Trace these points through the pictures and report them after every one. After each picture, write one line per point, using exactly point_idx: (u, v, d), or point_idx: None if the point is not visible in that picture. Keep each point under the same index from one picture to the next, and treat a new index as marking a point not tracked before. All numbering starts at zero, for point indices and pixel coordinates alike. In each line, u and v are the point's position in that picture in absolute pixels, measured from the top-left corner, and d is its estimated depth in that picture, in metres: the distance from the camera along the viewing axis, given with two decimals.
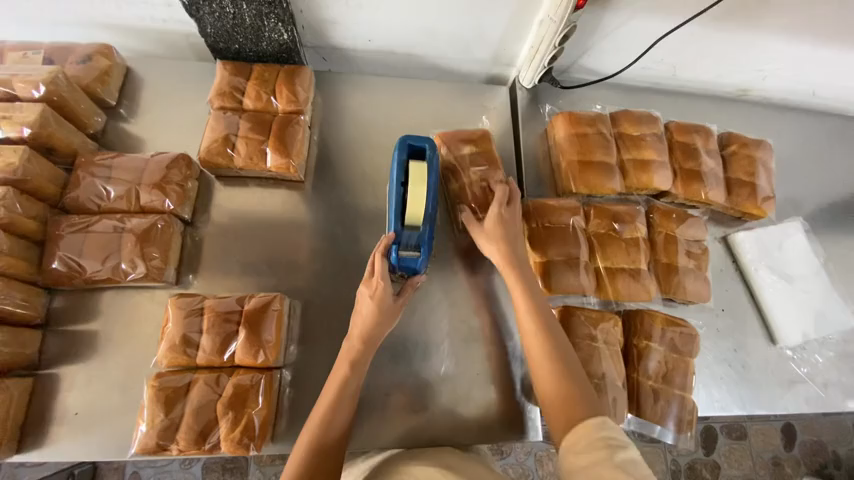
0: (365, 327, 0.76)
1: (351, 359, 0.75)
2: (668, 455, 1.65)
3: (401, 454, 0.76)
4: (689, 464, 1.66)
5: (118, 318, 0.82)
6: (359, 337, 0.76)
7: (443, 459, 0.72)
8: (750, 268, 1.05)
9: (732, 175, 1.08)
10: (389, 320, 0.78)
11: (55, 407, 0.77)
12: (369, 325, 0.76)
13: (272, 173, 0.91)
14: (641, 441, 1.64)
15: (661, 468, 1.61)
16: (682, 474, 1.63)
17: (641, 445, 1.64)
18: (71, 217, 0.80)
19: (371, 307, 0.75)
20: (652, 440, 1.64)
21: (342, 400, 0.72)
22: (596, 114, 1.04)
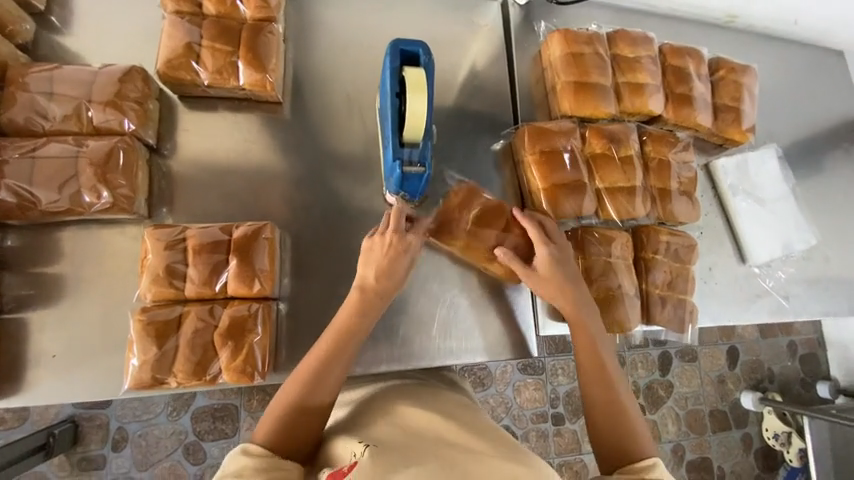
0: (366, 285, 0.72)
1: (358, 309, 0.71)
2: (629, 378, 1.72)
3: (390, 394, 0.78)
4: (647, 384, 1.75)
5: (86, 255, 0.74)
6: (373, 288, 0.72)
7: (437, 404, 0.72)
8: (728, 193, 1.09)
9: (718, 100, 1.09)
10: (401, 269, 0.74)
11: (28, 350, 0.71)
12: (381, 280, 0.72)
13: (247, 92, 0.82)
14: None
15: None
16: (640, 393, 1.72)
17: None
18: (13, 139, 0.70)
19: (378, 259, 0.73)
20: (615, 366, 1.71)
21: (341, 356, 0.69)
22: (592, 32, 0.99)
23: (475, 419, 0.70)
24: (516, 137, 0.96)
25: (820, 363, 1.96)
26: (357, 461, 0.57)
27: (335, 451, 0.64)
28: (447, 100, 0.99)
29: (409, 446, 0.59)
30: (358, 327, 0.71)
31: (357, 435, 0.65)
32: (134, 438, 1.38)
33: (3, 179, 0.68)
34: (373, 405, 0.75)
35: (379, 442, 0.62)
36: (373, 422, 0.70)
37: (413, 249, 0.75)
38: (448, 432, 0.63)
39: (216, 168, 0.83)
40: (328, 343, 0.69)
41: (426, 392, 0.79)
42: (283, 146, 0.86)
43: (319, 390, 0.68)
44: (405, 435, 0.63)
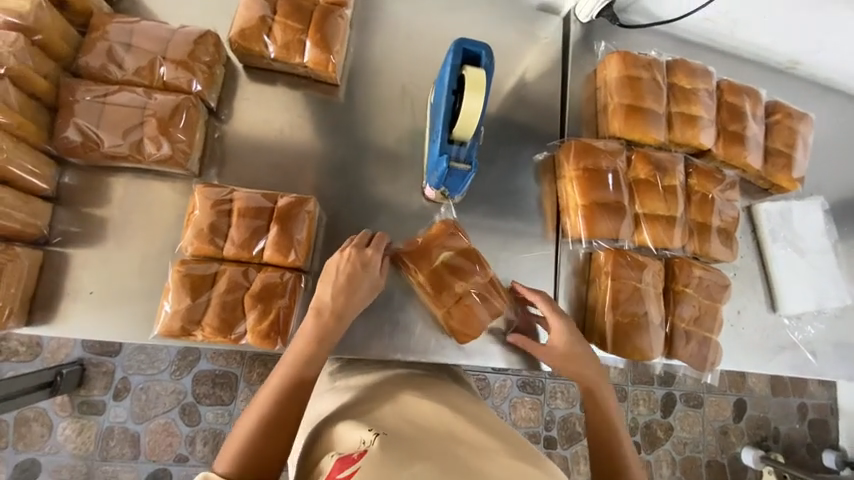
0: (331, 301, 0.69)
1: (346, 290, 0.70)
2: (629, 413, 1.67)
3: (397, 382, 0.77)
4: (646, 423, 1.69)
5: (134, 202, 0.77)
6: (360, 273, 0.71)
7: (445, 399, 0.72)
8: (767, 239, 1.06)
9: (770, 144, 1.06)
10: (362, 297, 0.71)
11: (67, 283, 0.74)
12: (341, 300, 0.70)
13: (308, 71, 0.85)
14: None
15: None
16: (639, 430, 1.67)
17: None
18: (87, 82, 0.73)
19: (346, 273, 0.71)
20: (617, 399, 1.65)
21: (303, 378, 0.65)
22: (651, 58, 0.99)
23: (486, 418, 0.69)
24: (560, 151, 0.96)
25: (829, 431, 1.88)
26: (367, 449, 0.56)
27: (342, 435, 0.62)
28: (496, 105, 1.00)
29: (419, 440, 0.58)
30: (323, 341, 0.68)
31: (365, 421, 0.64)
32: (136, 391, 1.39)
33: (74, 119, 0.72)
34: (380, 392, 0.74)
35: (388, 431, 0.60)
36: (378, 408, 0.69)
37: (374, 275, 0.73)
38: (457, 428, 0.63)
39: (267, 138, 0.85)
40: (297, 356, 0.66)
41: (434, 386, 0.78)
42: (333, 127, 0.89)
43: (292, 405, 0.64)
44: (414, 427, 0.62)
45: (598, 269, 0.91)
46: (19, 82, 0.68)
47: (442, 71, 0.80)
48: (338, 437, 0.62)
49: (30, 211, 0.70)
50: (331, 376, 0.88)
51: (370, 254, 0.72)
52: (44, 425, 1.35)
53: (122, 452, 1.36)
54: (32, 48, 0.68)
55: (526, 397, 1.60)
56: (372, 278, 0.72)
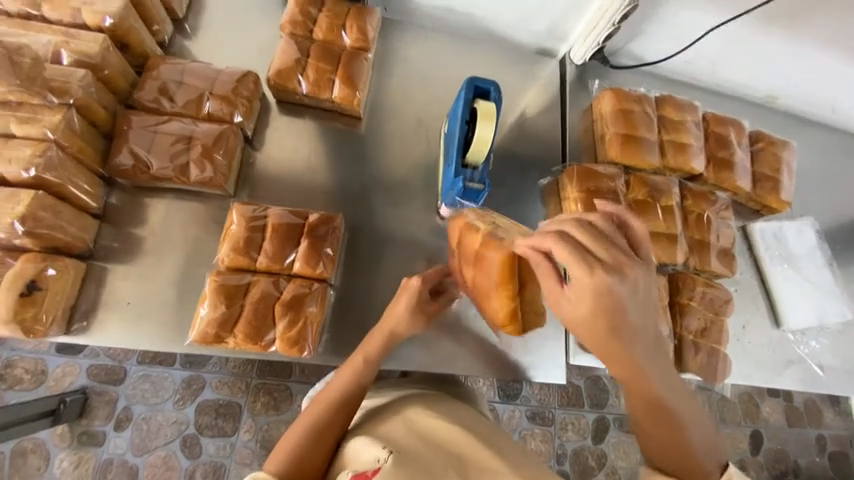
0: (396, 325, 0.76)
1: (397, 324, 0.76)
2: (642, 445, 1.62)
3: (414, 400, 0.74)
4: None
5: (173, 220, 0.84)
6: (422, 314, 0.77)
7: (462, 419, 0.69)
8: (764, 256, 1.12)
9: (758, 169, 1.15)
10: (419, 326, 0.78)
11: (106, 295, 0.78)
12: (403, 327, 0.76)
13: (334, 104, 0.94)
14: (618, 431, 1.62)
15: (635, 456, 1.60)
16: None
17: (618, 435, 1.62)
18: (141, 113, 0.82)
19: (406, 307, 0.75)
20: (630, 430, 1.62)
21: (355, 389, 0.71)
22: (642, 93, 1.09)
23: (504, 441, 0.66)
24: (563, 175, 1.03)
25: (850, 465, 1.82)
26: (380, 467, 0.57)
27: (356, 452, 0.63)
28: (502, 135, 1.10)
29: (433, 459, 0.59)
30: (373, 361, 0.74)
31: (377, 437, 0.64)
32: (137, 421, 1.37)
33: (127, 144, 0.80)
34: (391, 409, 0.71)
35: (400, 448, 0.60)
36: (393, 428, 0.66)
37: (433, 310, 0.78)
38: (471, 453, 0.60)
39: (296, 164, 0.93)
40: (351, 375, 0.72)
41: (445, 402, 0.75)
42: (356, 154, 0.97)
43: (338, 414, 0.68)
44: (426, 445, 0.62)
45: None
46: (83, 112, 0.77)
47: (456, 104, 0.88)
48: (352, 455, 0.63)
49: (80, 226, 0.76)
50: None
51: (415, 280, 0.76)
52: (41, 458, 1.33)
53: None
54: (97, 83, 0.78)
55: (537, 429, 1.57)
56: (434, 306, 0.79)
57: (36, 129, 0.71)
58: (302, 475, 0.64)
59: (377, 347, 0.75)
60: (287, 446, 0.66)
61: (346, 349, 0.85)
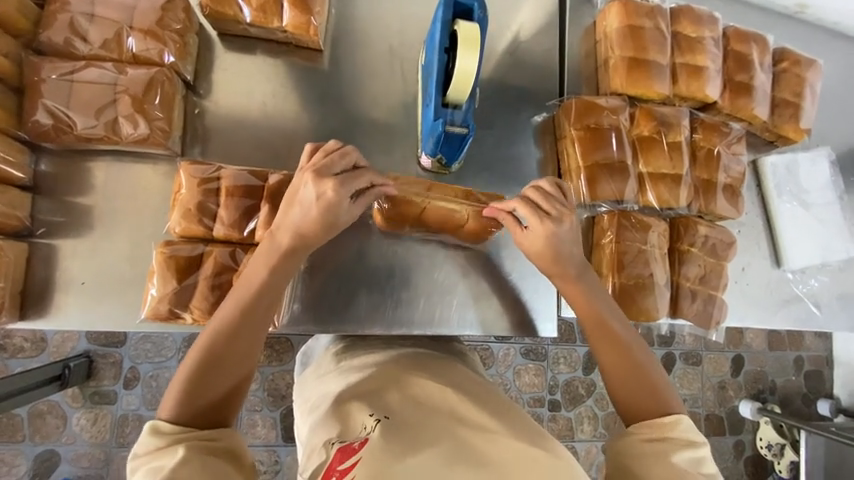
0: (298, 229, 0.62)
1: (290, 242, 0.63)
2: None
3: (404, 363, 0.68)
4: None
5: (119, 186, 0.74)
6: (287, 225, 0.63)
7: (460, 383, 0.64)
8: (773, 193, 1.04)
9: (778, 94, 1.02)
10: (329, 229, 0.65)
11: (58, 275, 0.71)
12: (294, 236, 0.63)
13: (288, 36, 0.80)
14: None
15: None
16: None
17: None
18: (52, 60, 0.69)
19: (299, 216, 0.63)
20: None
21: (259, 316, 0.60)
22: (654, 5, 0.93)
23: (497, 403, 0.61)
24: (561, 112, 0.91)
25: (824, 381, 1.90)
26: (368, 437, 0.53)
27: (338, 417, 0.58)
28: (492, 65, 0.94)
29: (424, 426, 0.54)
30: (271, 274, 0.61)
31: (369, 400, 0.59)
32: (145, 379, 1.38)
33: (43, 100, 0.68)
34: (381, 371, 0.66)
35: (391, 414, 0.56)
36: (384, 390, 0.61)
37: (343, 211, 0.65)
38: (463, 410, 0.57)
39: (251, 113, 0.80)
40: (249, 292, 0.61)
41: (437, 363, 0.70)
42: (320, 97, 0.84)
43: (242, 341, 0.58)
44: (419, 409, 0.57)
45: (601, 233, 0.89)
46: None
47: (433, 27, 0.74)
48: (337, 417, 0.58)
49: (8, 202, 0.67)
50: (334, 357, 0.77)
51: (328, 185, 0.63)
52: (58, 417, 1.34)
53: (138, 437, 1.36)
54: None
55: (530, 364, 1.61)
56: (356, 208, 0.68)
57: None
58: (216, 412, 0.56)
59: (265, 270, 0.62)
60: (181, 387, 0.55)
61: (327, 314, 0.81)
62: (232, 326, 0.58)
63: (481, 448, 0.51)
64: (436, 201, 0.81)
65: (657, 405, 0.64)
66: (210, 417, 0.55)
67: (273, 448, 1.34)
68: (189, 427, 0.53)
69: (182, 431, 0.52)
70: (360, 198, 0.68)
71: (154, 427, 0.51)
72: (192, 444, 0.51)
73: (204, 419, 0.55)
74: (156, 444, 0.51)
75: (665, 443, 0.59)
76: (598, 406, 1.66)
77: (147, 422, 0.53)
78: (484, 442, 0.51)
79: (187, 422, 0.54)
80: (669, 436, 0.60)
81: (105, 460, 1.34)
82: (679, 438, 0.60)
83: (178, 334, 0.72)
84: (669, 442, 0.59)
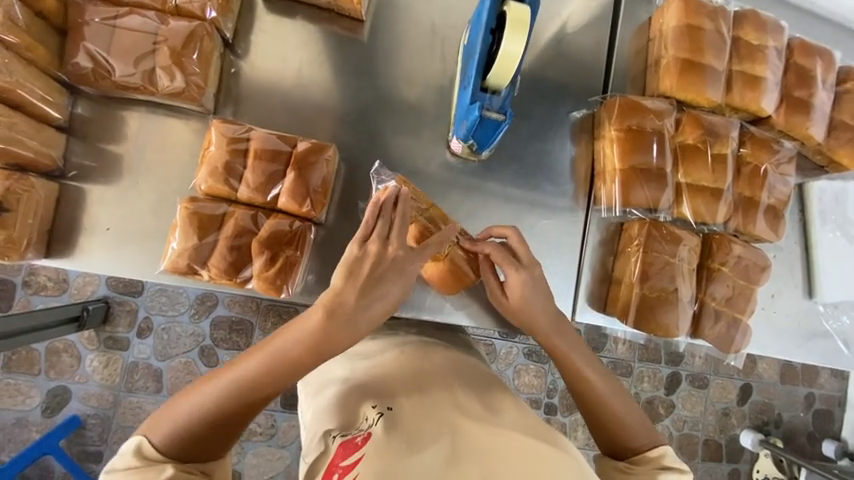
0: (345, 305, 0.56)
1: (337, 316, 0.56)
2: (632, 388, 1.63)
3: (413, 355, 0.66)
4: (648, 398, 1.67)
5: (150, 137, 0.74)
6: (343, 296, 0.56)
7: (469, 378, 0.63)
8: (815, 221, 0.99)
9: (838, 114, 0.95)
10: (378, 311, 0.58)
11: (84, 218, 0.72)
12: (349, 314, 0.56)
13: (330, 1, 0.78)
14: None
15: None
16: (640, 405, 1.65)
17: None
18: (97, 4, 0.69)
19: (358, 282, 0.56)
20: (622, 374, 1.62)
21: (277, 382, 0.56)
22: (718, 6, 0.87)
23: (507, 404, 0.59)
24: (602, 109, 0.87)
25: (833, 421, 1.84)
26: (371, 431, 0.52)
27: (340, 410, 0.57)
28: (536, 53, 0.90)
29: (428, 419, 0.53)
30: (304, 352, 0.56)
31: (374, 391, 0.58)
32: (157, 330, 1.42)
33: (84, 43, 0.68)
34: (386, 362, 0.64)
35: (393, 406, 0.54)
36: (390, 382, 0.60)
37: (398, 278, 0.59)
38: (469, 407, 0.55)
39: (285, 77, 0.79)
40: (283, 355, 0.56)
41: (444, 354, 0.69)
42: (355, 69, 0.82)
43: (251, 395, 0.56)
44: (424, 401, 0.56)
45: (628, 240, 0.86)
46: None
47: (481, 6, 0.71)
48: (339, 410, 0.57)
49: (43, 141, 0.68)
50: None
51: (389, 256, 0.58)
52: (72, 357, 1.39)
53: (146, 385, 1.40)
54: None
55: (531, 365, 1.60)
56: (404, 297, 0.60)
57: None
58: (205, 452, 0.55)
59: (305, 343, 0.56)
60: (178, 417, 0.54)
61: None
62: (245, 386, 0.55)
63: (484, 440, 0.50)
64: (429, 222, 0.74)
65: (637, 443, 0.66)
66: (197, 452, 0.54)
67: (272, 413, 1.37)
68: (172, 456, 0.53)
69: (164, 459, 0.52)
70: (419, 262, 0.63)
71: (140, 448, 0.52)
72: (178, 468, 0.52)
73: (195, 455, 0.54)
74: (139, 462, 0.52)
75: (656, 469, 0.63)
76: None
77: (136, 436, 0.53)
78: (489, 437, 0.50)
79: (170, 452, 0.53)
80: (662, 465, 0.63)
81: (113, 402, 1.40)
82: (671, 466, 0.64)
83: (195, 289, 0.73)
84: (660, 468, 0.63)
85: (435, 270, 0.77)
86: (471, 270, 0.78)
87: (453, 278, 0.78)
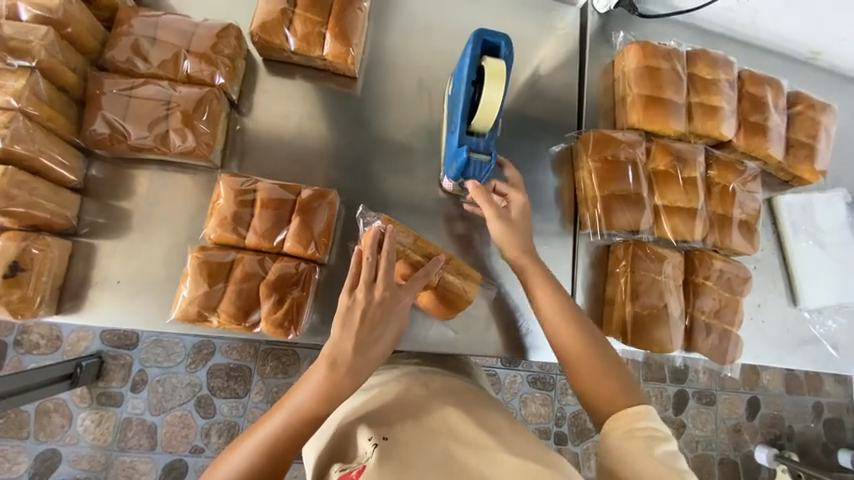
0: (351, 346, 0.59)
1: (348, 365, 0.59)
2: None
3: (412, 384, 0.68)
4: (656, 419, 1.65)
5: (160, 193, 0.79)
6: (349, 340, 0.59)
7: (461, 402, 0.66)
8: (788, 232, 1.05)
9: (792, 135, 1.04)
10: (376, 355, 0.62)
11: (95, 274, 0.75)
12: (357, 358, 0.59)
13: (326, 63, 0.86)
14: None
15: None
16: None
17: None
18: (113, 76, 0.75)
19: (357, 321, 0.60)
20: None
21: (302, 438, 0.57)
22: (672, 48, 0.98)
23: (500, 427, 0.62)
24: (578, 142, 0.95)
25: (844, 429, 1.84)
26: (366, 464, 0.54)
27: (346, 446, 0.61)
28: (514, 96, 0.99)
29: (421, 448, 0.56)
30: (324, 402, 0.58)
31: (373, 422, 0.61)
32: (152, 383, 1.39)
33: (102, 112, 0.74)
34: (386, 394, 0.66)
35: (388, 436, 0.57)
36: (389, 413, 0.62)
37: (388, 320, 0.62)
38: (459, 431, 0.59)
39: (287, 132, 0.86)
40: (303, 410, 0.57)
41: (439, 379, 0.71)
42: (350, 120, 0.89)
43: (281, 458, 0.56)
44: (416, 429, 0.59)
45: (616, 261, 0.91)
46: (50, 76, 0.70)
47: (462, 61, 0.79)
48: (342, 446, 0.61)
49: (59, 202, 0.72)
50: None
51: (379, 294, 0.62)
52: (64, 417, 1.35)
53: (140, 443, 1.36)
54: (62, 42, 0.70)
55: (537, 393, 1.59)
56: (390, 335, 0.63)
57: None
58: None
59: (323, 395, 0.58)
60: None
61: None
62: (275, 447, 0.56)
63: (475, 464, 0.54)
64: (418, 257, 0.77)
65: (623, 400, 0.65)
66: None
67: None
68: None
69: None
70: (411, 285, 0.67)
71: None
72: None
73: None
74: None
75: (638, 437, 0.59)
76: None
77: None
78: (480, 461, 0.55)
79: None
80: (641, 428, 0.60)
81: (105, 463, 1.35)
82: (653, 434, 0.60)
83: (203, 335, 0.75)
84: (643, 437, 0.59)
85: (429, 298, 0.80)
86: (463, 288, 0.80)
87: (450, 307, 0.81)
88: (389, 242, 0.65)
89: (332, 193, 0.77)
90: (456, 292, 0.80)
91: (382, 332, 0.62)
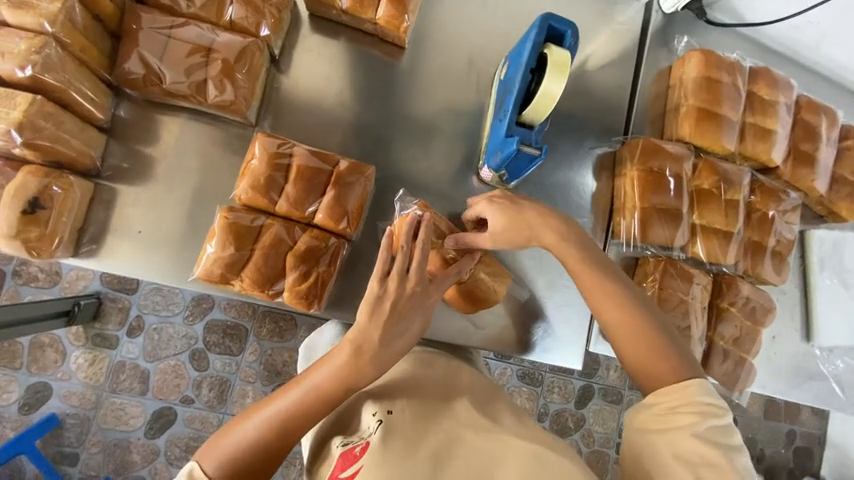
0: (377, 333, 0.58)
1: (371, 350, 0.57)
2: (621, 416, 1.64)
3: (416, 362, 0.67)
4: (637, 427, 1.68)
5: (188, 144, 0.75)
6: (375, 326, 0.58)
7: (464, 383, 0.65)
8: (815, 268, 1.04)
9: (839, 169, 1.01)
10: (398, 349, 0.60)
11: (114, 219, 0.72)
12: (381, 346, 0.58)
13: (376, 28, 0.81)
14: (601, 399, 1.63)
15: (612, 425, 1.61)
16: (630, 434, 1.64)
17: (599, 403, 1.63)
18: (152, 13, 0.70)
19: (385, 311, 0.58)
20: (613, 401, 1.63)
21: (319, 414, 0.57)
22: (735, 61, 0.93)
23: (504, 412, 0.62)
24: (625, 148, 0.91)
25: (813, 459, 1.80)
26: (369, 442, 0.54)
27: (350, 421, 0.61)
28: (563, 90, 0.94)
29: (423, 426, 0.56)
30: (345, 381, 0.57)
31: (377, 399, 0.60)
32: (149, 330, 1.38)
33: (138, 49, 0.69)
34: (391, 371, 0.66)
35: (391, 412, 0.57)
36: (392, 391, 0.61)
37: (416, 311, 0.61)
38: (462, 413, 0.59)
39: (326, 96, 0.82)
40: (323, 386, 0.56)
41: (444, 359, 0.70)
42: (390, 92, 0.85)
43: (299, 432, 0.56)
44: (419, 407, 0.59)
45: (644, 275, 0.89)
46: (87, 3, 0.65)
47: (522, 45, 0.74)
48: (346, 419, 0.61)
49: (85, 140, 0.68)
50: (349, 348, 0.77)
51: (410, 288, 0.60)
52: (58, 352, 1.35)
53: (131, 387, 1.36)
54: None
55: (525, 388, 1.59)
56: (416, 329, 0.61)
57: (31, 19, 0.61)
58: None
59: (345, 376, 0.57)
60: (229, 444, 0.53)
61: None
62: (294, 416, 0.55)
63: (476, 444, 0.54)
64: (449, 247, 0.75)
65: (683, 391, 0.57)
66: None
67: None
68: None
69: None
70: (442, 281, 0.65)
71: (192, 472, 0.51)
72: None
73: None
74: None
75: (695, 415, 0.54)
76: (584, 443, 1.62)
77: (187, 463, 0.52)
78: (482, 441, 0.54)
79: None
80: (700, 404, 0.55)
81: (95, 402, 1.35)
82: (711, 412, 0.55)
83: (222, 297, 0.73)
84: (699, 414, 0.54)
85: (456, 291, 0.78)
86: (492, 286, 0.79)
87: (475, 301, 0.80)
88: (424, 232, 0.61)
89: (368, 168, 0.73)
90: (481, 288, 0.78)
91: (409, 324, 0.60)
